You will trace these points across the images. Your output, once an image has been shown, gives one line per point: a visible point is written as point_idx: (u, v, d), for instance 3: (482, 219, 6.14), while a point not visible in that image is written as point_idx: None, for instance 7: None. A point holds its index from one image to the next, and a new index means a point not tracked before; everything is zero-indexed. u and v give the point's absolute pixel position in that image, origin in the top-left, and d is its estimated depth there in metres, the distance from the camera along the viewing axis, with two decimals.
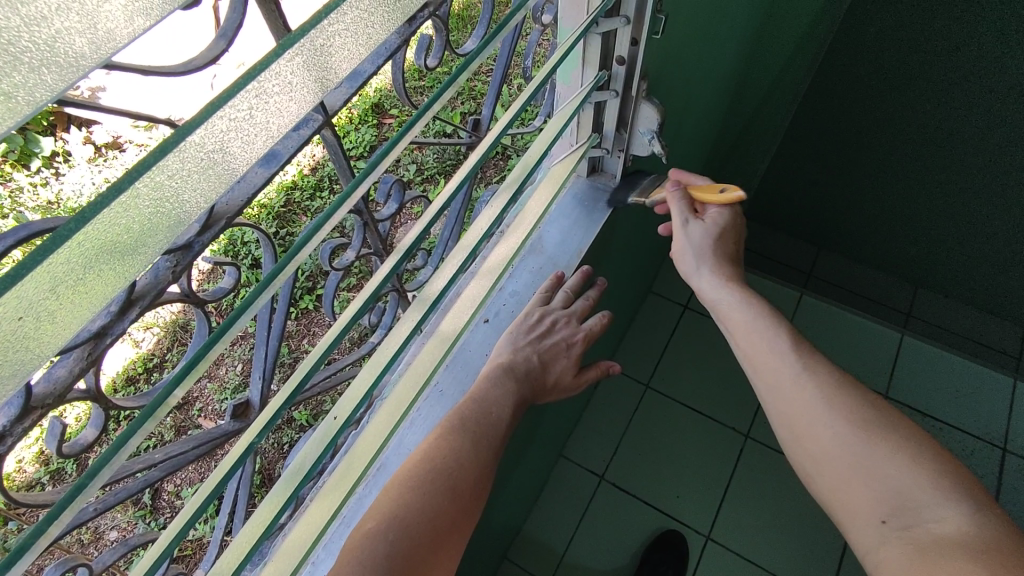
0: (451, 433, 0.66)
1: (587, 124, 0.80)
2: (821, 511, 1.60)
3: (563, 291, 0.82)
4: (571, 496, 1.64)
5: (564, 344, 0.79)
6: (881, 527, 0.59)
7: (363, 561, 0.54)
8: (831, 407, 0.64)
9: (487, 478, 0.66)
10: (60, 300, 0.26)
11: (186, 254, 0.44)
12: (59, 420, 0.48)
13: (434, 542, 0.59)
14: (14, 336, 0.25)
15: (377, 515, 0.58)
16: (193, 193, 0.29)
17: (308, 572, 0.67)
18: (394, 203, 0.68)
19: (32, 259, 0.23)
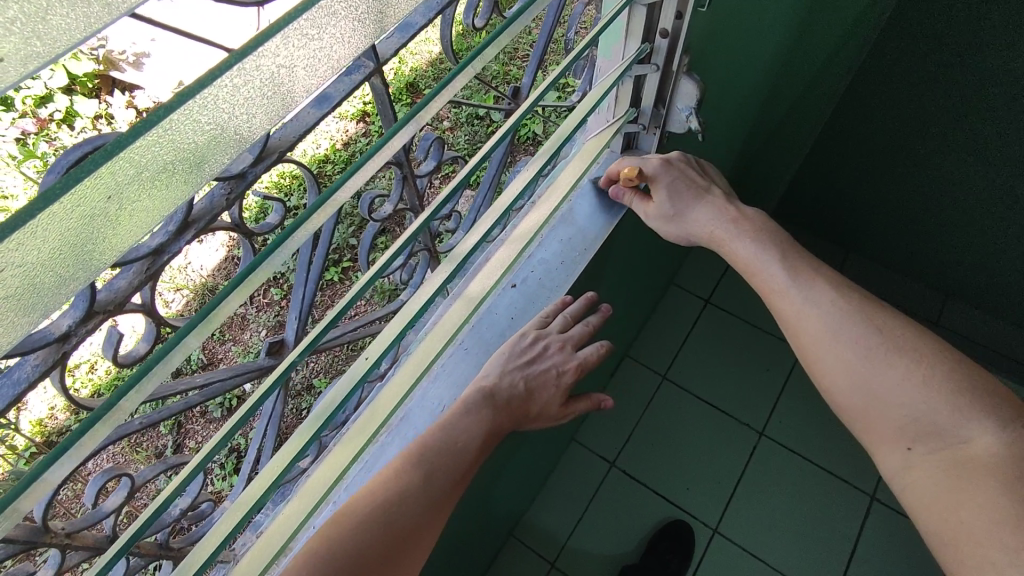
0: (452, 425, 0.68)
1: (625, 98, 0.81)
2: (833, 513, 1.60)
3: (563, 316, 0.80)
4: (580, 481, 1.65)
5: (553, 373, 0.77)
6: (906, 453, 0.63)
7: (328, 545, 0.57)
8: (836, 336, 0.68)
9: (493, 438, 0.71)
10: (140, 192, 0.28)
11: (240, 183, 0.45)
12: (116, 329, 0.51)
13: (402, 535, 0.61)
14: (103, 216, 0.28)
15: (351, 500, 0.61)
16: (265, 105, 0.32)
17: (328, 510, 0.70)
18: (433, 161, 0.69)
19: (124, 140, 0.26)
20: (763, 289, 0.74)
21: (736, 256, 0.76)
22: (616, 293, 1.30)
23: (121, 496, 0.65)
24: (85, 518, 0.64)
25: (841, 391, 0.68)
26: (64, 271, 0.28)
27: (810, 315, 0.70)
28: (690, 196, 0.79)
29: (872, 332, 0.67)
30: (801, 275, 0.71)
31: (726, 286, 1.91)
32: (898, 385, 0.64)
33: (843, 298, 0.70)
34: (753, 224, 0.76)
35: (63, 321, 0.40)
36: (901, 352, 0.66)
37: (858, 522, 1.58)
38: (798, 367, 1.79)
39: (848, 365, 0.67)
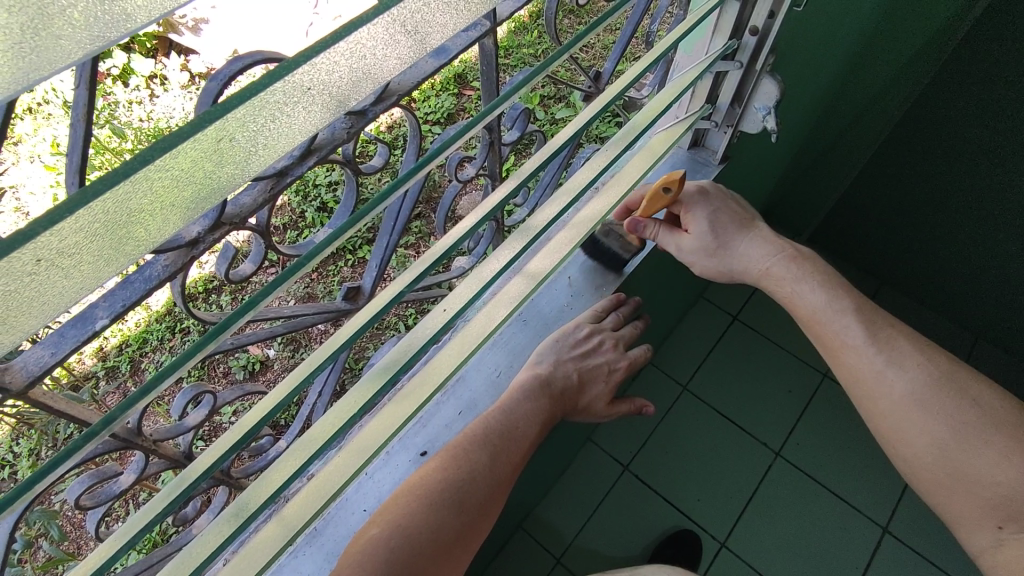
0: (529, 395, 0.70)
1: (702, 93, 0.82)
2: (844, 540, 1.59)
3: (616, 315, 0.82)
4: (592, 482, 1.66)
5: (606, 368, 0.79)
6: (996, 532, 0.64)
7: (410, 505, 0.59)
8: (925, 409, 0.67)
9: (551, 422, 0.72)
10: (293, 115, 0.29)
11: (360, 120, 0.49)
12: (232, 246, 0.58)
13: (485, 499, 0.63)
14: (268, 131, 0.28)
15: (439, 457, 0.63)
16: (405, 48, 0.33)
17: (381, 460, 0.70)
18: (518, 131, 0.72)
19: (308, 54, 0.26)
20: (832, 344, 0.73)
21: (802, 307, 0.75)
22: (654, 294, 1.31)
23: (202, 413, 0.74)
24: (169, 429, 0.71)
25: (907, 448, 0.69)
26: (218, 181, 0.28)
27: (891, 379, 0.69)
28: (735, 231, 0.79)
29: (967, 407, 0.67)
30: (882, 336, 0.70)
31: (756, 303, 1.91)
32: (982, 456, 0.65)
33: (934, 367, 0.69)
34: (824, 277, 0.75)
35: (193, 230, 0.47)
36: (1000, 427, 0.66)
37: (869, 552, 1.57)
38: (821, 391, 1.78)
39: (942, 432, 0.67)
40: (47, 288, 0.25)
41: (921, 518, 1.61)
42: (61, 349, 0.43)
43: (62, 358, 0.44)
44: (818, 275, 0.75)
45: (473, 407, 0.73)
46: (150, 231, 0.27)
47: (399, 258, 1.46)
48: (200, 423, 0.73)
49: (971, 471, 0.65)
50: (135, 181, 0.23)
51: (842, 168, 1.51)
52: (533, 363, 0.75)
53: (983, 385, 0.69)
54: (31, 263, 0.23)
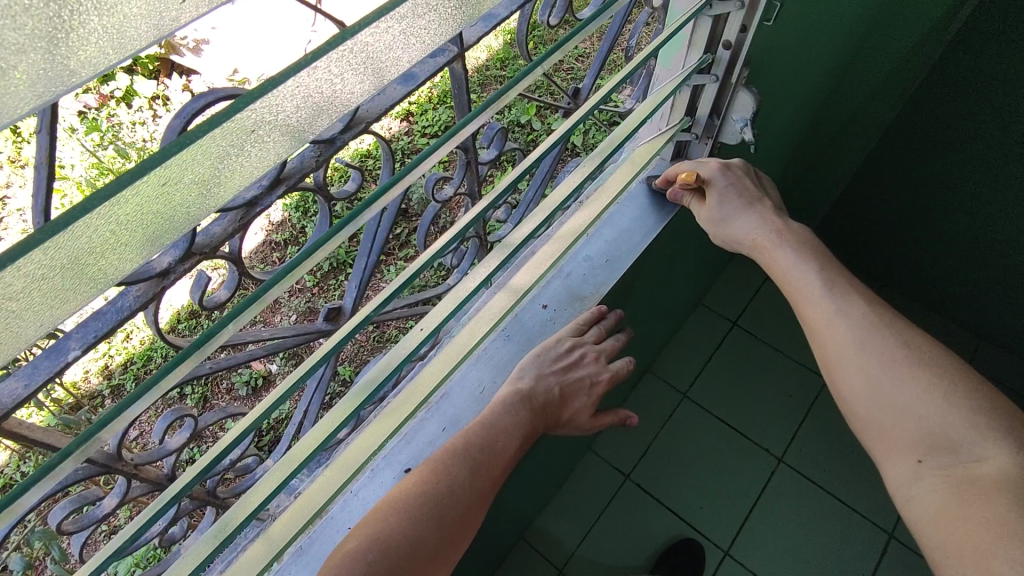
0: (512, 406, 0.71)
1: (681, 106, 0.83)
2: (849, 547, 1.57)
3: (599, 327, 0.80)
4: (593, 491, 1.65)
5: (587, 382, 0.78)
6: (938, 485, 0.61)
7: (387, 516, 0.60)
8: (888, 372, 0.66)
9: (533, 436, 0.72)
10: (245, 154, 0.30)
11: (327, 148, 0.50)
12: (206, 274, 0.59)
13: (467, 511, 0.63)
14: (220, 170, 0.29)
15: (422, 470, 0.64)
16: (361, 82, 0.34)
17: (366, 477, 0.71)
18: (494, 150, 0.73)
19: (255, 94, 0.28)
20: (809, 312, 0.73)
21: (782, 275, 0.75)
22: (649, 303, 1.32)
23: (184, 436, 0.74)
24: (151, 453, 0.72)
25: (871, 416, 0.67)
26: (172, 220, 0.29)
27: (860, 346, 0.68)
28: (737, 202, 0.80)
29: (926, 374, 0.65)
30: (855, 304, 0.70)
31: (756, 309, 1.91)
32: (937, 419, 0.63)
33: (902, 338, 0.68)
34: (803, 243, 0.75)
35: (164, 260, 0.48)
36: (960, 396, 0.63)
37: (875, 559, 1.56)
38: (823, 396, 1.77)
39: (902, 398, 0.65)
40: (4, 329, 0.26)
41: None
42: (36, 379, 0.45)
43: (37, 389, 0.45)
44: (799, 245, 0.75)
45: (457, 422, 0.74)
46: (105, 270, 0.28)
47: (396, 271, 1.47)
48: (182, 446, 0.74)
49: (932, 439, 0.63)
50: (84, 224, 0.25)
51: (835, 172, 1.51)
52: (513, 379, 0.75)
53: (964, 367, 0.66)
54: None
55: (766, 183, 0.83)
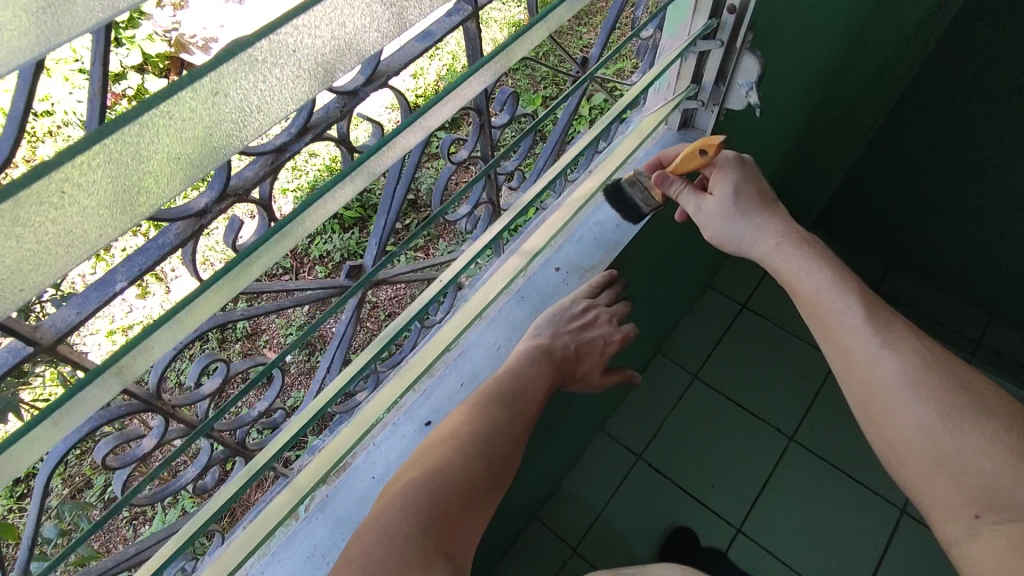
0: (533, 362, 0.73)
1: (687, 74, 0.85)
2: (860, 525, 1.58)
3: (610, 291, 0.82)
4: (605, 472, 1.67)
5: (601, 342, 0.80)
6: (973, 520, 0.60)
7: (441, 457, 0.62)
8: (915, 389, 0.64)
9: (551, 390, 0.75)
10: (280, 83, 0.33)
11: (352, 99, 0.53)
12: (239, 220, 0.62)
13: (502, 458, 0.66)
14: (259, 94, 0.32)
15: (461, 414, 0.67)
16: (383, 26, 0.37)
17: (388, 431, 0.73)
18: (508, 112, 0.75)
19: (281, 22, 0.31)
20: (829, 321, 0.70)
21: (800, 285, 0.72)
22: (658, 281, 1.34)
23: (216, 381, 0.78)
24: (187, 396, 0.75)
25: (899, 435, 0.65)
26: (216, 140, 0.32)
27: (887, 360, 0.66)
28: (756, 204, 0.77)
29: (957, 392, 0.63)
30: (882, 316, 0.68)
31: (764, 291, 1.92)
32: (968, 441, 0.61)
33: (930, 350, 0.66)
34: (822, 253, 0.73)
35: (200, 201, 0.50)
36: (991, 416, 0.62)
37: (886, 536, 1.57)
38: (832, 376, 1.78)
39: (931, 416, 0.63)
40: (73, 226, 0.29)
41: None
42: (86, 309, 0.47)
43: (88, 316, 0.47)
44: (817, 254, 0.73)
45: (473, 379, 0.76)
46: (158, 185, 0.31)
47: None
48: (214, 391, 0.78)
49: (957, 457, 0.62)
50: (140, 127, 0.28)
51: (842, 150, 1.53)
52: (531, 336, 0.77)
53: (986, 384, 0.65)
54: (58, 195, 0.27)
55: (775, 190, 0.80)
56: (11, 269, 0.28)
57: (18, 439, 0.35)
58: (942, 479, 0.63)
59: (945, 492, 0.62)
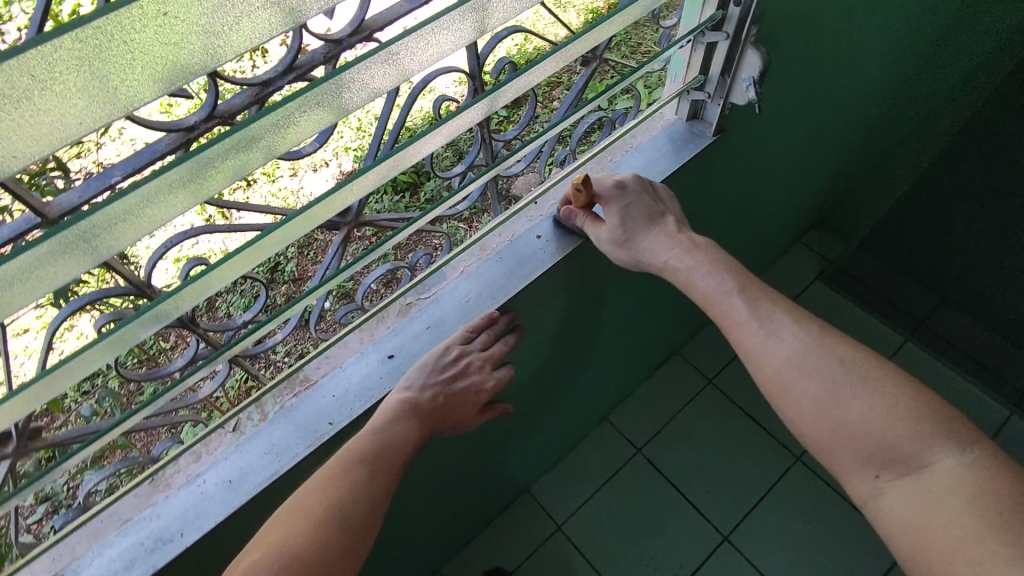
0: (398, 414, 0.74)
1: (695, 64, 0.87)
2: (844, 541, 1.70)
3: (486, 333, 0.81)
4: (605, 458, 1.87)
5: (473, 390, 0.80)
6: (875, 480, 0.71)
7: (294, 528, 0.62)
8: (800, 371, 0.75)
9: (420, 442, 0.75)
10: (236, 20, 0.41)
11: (335, 47, 0.60)
12: None
13: (366, 517, 0.66)
14: (218, 25, 0.40)
15: (319, 476, 0.67)
16: None
17: (356, 359, 0.81)
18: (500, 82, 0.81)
19: None
20: (725, 318, 0.80)
21: (695, 289, 0.81)
22: None
23: None
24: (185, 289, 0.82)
25: (797, 415, 0.76)
26: (176, 57, 0.40)
27: (773, 348, 0.76)
28: (644, 222, 0.84)
29: (834, 364, 0.74)
30: (762, 309, 0.78)
31: None
32: (853, 407, 0.72)
33: (804, 330, 0.76)
34: (709, 255, 0.81)
35: (192, 119, 0.59)
36: (863, 380, 0.73)
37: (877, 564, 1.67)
38: None
39: (817, 391, 0.74)
40: (52, 107, 0.37)
41: None
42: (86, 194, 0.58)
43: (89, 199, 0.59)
44: (707, 258, 0.81)
45: (440, 324, 0.83)
46: (126, 88, 0.39)
47: None
48: None
49: (845, 423, 0.72)
50: (102, 31, 0.36)
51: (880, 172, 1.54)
52: (399, 387, 0.77)
53: (851, 346, 0.76)
54: (33, 76, 0.35)
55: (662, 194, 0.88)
56: (5, 136, 0.36)
57: (4, 280, 0.45)
58: (840, 446, 0.73)
59: (845, 457, 0.73)
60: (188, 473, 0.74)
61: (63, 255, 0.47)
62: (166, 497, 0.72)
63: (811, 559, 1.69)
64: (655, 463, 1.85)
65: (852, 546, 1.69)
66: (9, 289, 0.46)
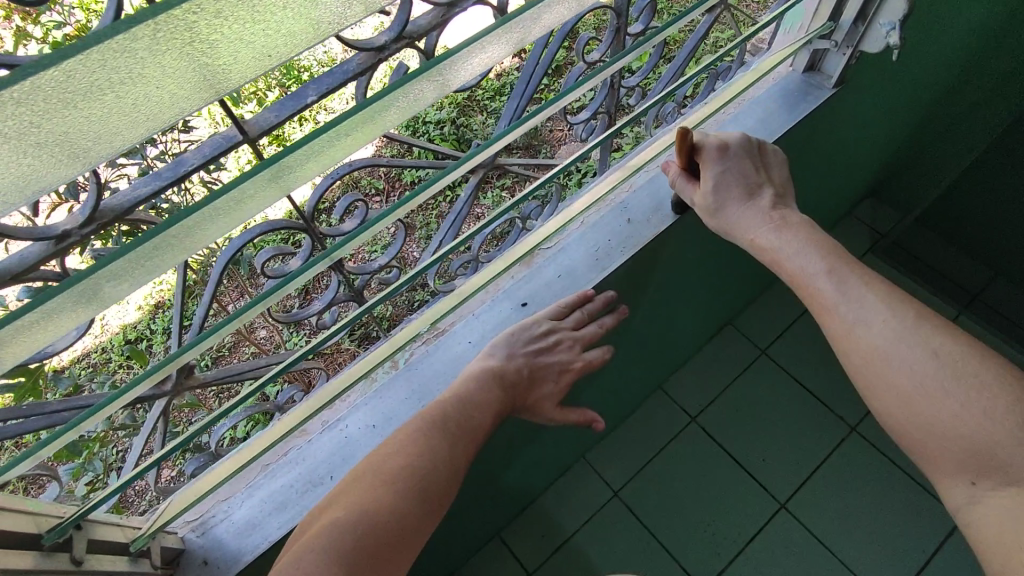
0: (490, 385, 0.77)
1: (827, 12, 0.85)
2: (904, 515, 1.70)
3: (579, 312, 0.84)
4: (660, 425, 1.87)
5: (558, 367, 0.82)
6: (970, 488, 0.63)
7: (342, 522, 0.61)
8: (892, 359, 0.68)
9: (502, 415, 0.77)
10: None
11: None
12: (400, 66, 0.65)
13: (417, 508, 0.65)
14: None
15: (400, 452, 0.68)
16: None
17: (489, 305, 0.88)
18: (642, 23, 0.79)
19: None
20: (812, 301, 0.74)
21: (782, 268, 0.76)
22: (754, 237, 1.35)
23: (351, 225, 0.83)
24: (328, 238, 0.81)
25: (886, 408, 0.69)
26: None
27: (861, 334, 0.70)
28: (736, 196, 0.81)
29: (929, 358, 0.66)
30: (851, 289, 0.71)
31: None
32: (945, 407, 0.64)
33: (896, 318, 0.68)
34: (799, 232, 0.76)
35: (381, 38, 0.56)
36: (963, 378, 0.64)
37: (937, 539, 1.66)
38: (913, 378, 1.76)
39: (910, 385, 0.66)
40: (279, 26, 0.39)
41: None
42: (284, 113, 0.53)
43: (283, 121, 0.54)
44: (795, 232, 0.77)
45: (570, 273, 0.88)
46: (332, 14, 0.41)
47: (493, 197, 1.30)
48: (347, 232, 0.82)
49: (935, 424, 0.65)
50: None
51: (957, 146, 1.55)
52: (485, 355, 0.80)
53: (961, 342, 0.67)
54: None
55: (770, 157, 0.84)
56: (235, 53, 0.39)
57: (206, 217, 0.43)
58: (936, 447, 0.65)
59: (941, 460, 0.65)
60: (325, 421, 0.81)
61: (258, 191, 0.44)
62: (308, 441, 0.79)
63: (868, 527, 1.69)
64: (710, 432, 1.85)
65: (909, 512, 1.70)
66: (207, 228, 0.44)
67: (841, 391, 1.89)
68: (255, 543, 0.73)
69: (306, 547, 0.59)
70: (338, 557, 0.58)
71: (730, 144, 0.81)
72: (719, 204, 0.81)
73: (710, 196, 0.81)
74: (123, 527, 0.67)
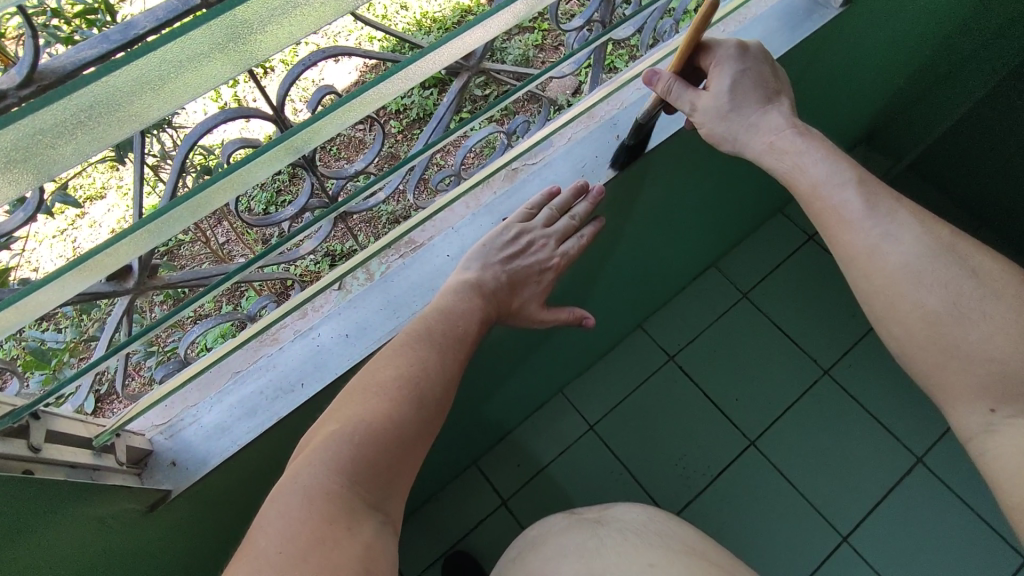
0: (474, 295, 0.79)
1: None
2: (868, 453, 1.76)
3: (548, 210, 0.84)
4: (639, 362, 1.90)
5: (536, 270, 0.83)
6: (989, 414, 0.67)
7: (349, 433, 0.64)
8: (917, 279, 0.70)
9: (487, 321, 0.80)
10: None
11: None
12: None
13: (424, 417, 0.70)
14: None
15: (397, 366, 0.71)
16: None
17: (469, 219, 0.88)
18: None
19: None
20: (834, 215, 0.75)
21: (799, 181, 0.77)
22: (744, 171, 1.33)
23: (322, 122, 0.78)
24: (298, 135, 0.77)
25: (904, 333, 0.72)
26: None
27: (886, 251, 0.72)
28: (753, 100, 0.78)
29: (961, 276, 0.69)
30: (881, 205, 0.73)
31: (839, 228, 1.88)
32: (975, 328, 0.67)
33: (927, 235, 0.71)
34: (817, 139, 0.77)
35: None
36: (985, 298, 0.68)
37: (897, 475, 1.74)
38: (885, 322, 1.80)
39: (934, 302, 0.69)
40: None
41: (958, 461, 1.74)
42: None
43: None
44: (815, 142, 0.77)
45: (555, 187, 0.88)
46: None
47: None
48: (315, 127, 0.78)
49: (961, 345, 0.68)
50: None
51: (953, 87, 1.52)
52: (460, 269, 0.81)
53: (981, 257, 0.71)
54: None
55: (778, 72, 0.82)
56: None
57: (133, 82, 0.37)
58: (952, 370, 0.69)
59: (959, 384, 0.68)
60: (297, 328, 0.80)
61: (200, 60, 0.39)
62: (279, 350, 0.79)
63: (833, 463, 1.76)
64: (687, 371, 1.88)
65: (873, 452, 1.77)
66: (138, 96, 0.38)
67: (818, 335, 1.91)
68: (224, 447, 0.76)
69: (309, 460, 0.63)
70: (337, 466, 0.62)
71: (750, 47, 0.78)
72: (734, 109, 0.78)
73: (725, 99, 0.77)
74: (85, 423, 0.68)
